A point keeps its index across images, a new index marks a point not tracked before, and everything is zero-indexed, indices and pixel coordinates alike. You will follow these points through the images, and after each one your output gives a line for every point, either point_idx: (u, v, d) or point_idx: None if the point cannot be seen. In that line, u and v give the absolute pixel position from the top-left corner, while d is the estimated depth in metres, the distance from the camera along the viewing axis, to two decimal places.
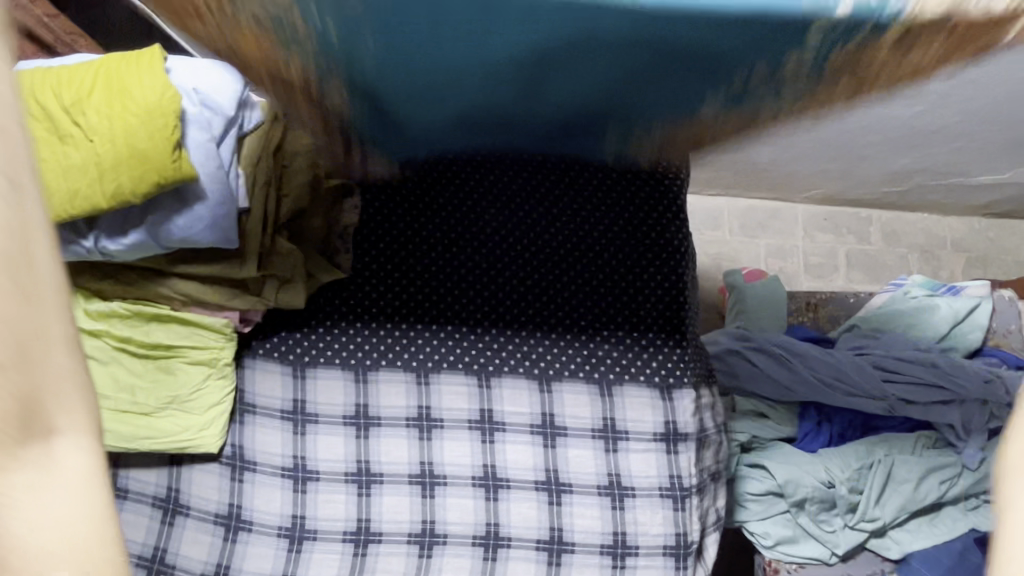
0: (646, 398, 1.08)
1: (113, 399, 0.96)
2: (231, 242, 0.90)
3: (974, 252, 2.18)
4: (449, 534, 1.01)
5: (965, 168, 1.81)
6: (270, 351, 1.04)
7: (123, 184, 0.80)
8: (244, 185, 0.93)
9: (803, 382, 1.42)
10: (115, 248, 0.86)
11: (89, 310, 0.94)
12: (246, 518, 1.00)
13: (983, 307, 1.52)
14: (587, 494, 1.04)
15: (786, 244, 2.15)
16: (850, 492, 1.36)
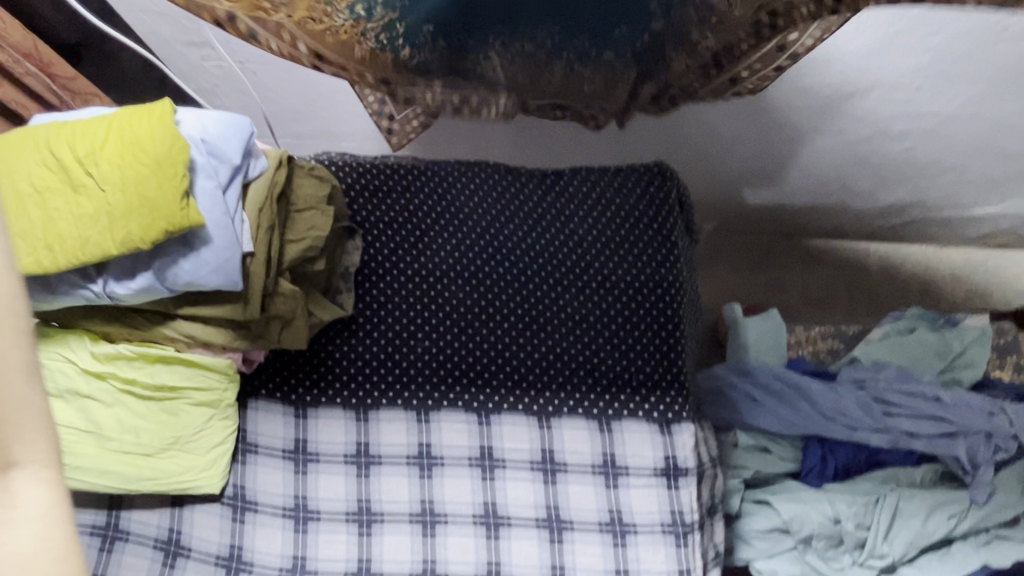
0: (645, 431, 1.08)
1: (117, 440, 0.97)
2: (235, 285, 0.92)
3: (974, 283, 2.18)
4: (450, 572, 1.01)
5: (959, 200, 1.84)
6: (272, 393, 1.06)
7: (132, 232, 0.83)
8: (248, 228, 0.95)
9: (808, 418, 1.41)
10: (124, 291, 0.89)
11: (97, 353, 0.96)
12: (246, 558, 1.01)
13: (983, 339, 1.52)
14: (589, 529, 1.04)
15: (784, 279, 2.16)
16: (857, 529, 1.35)
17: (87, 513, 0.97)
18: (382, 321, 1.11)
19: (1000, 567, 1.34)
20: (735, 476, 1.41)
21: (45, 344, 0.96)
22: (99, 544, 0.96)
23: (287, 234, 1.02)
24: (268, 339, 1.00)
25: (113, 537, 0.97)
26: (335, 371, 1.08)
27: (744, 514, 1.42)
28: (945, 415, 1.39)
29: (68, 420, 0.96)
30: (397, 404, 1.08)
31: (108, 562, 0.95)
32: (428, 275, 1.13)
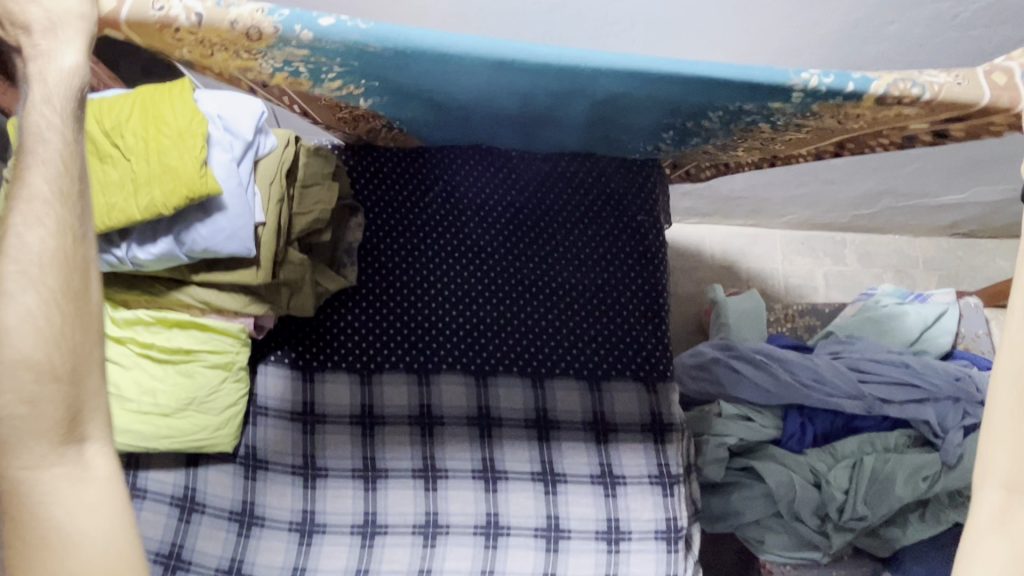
0: (631, 391, 1.16)
1: (136, 401, 1.00)
2: (249, 251, 0.98)
3: (944, 270, 2.29)
4: (451, 524, 1.07)
5: (926, 189, 1.94)
6: (281, 358, 1.13)
7: (155, 197, 0.90)
8: (259, 201, 1.03)
9: (788, 386, 1.48)
10: (146, 256, 0.96)
11: (116, 318, 1.03)
12: (258, 513, 1.07)
13: (951, 313, 1.62)
14: (581, 482, 1.11)
15: (765, 268, 2.25)
16: (836, 490, 1.40)
17: None
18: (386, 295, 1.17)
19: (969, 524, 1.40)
20: (721, 445, 1.47)
21: None
22: None
23: (295, 207, 1.09)
24: (276, 305, 1.07)
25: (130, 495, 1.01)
26: (339, 341, 1.14)
27: (731, 482, 1.48)
28: (915, 380, 1.48)
29: None
30: (399, 368, 1.14)
31: None
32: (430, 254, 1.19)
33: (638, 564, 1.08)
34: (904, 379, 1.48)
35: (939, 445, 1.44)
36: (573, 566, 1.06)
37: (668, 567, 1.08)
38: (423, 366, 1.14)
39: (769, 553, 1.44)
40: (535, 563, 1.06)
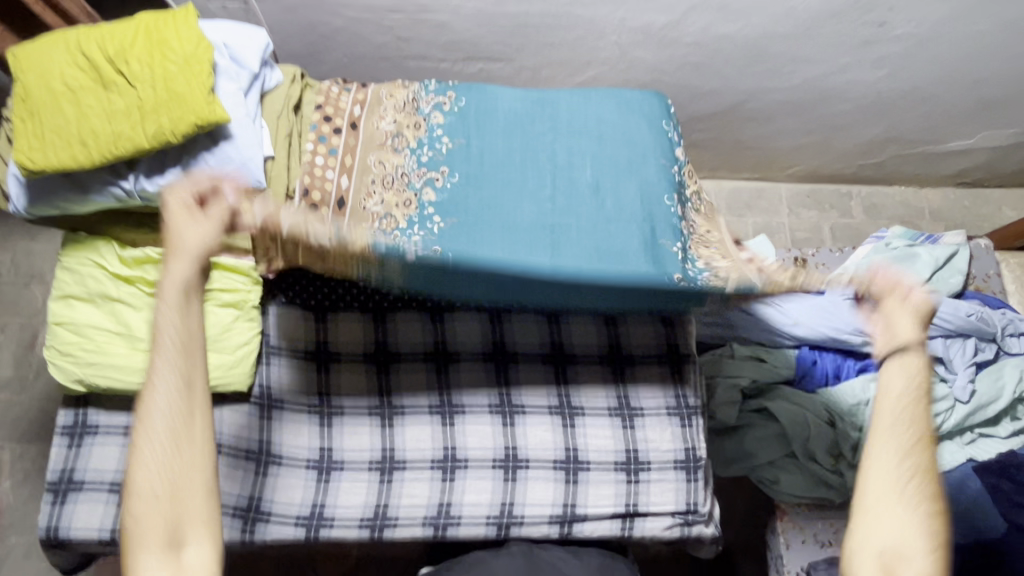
0: (648, 324, 1.14)
1: (148, 340, 1.01)
2: (259, 183, 0.97)
3: (952, 220, 2.27)
4: (469, 458, 1.06)
5: (935, 134, 1.92)
6: (290, 297, 1.10)
7: (162, 124, 0.88)
8: (267, 133, 1.06)
9: (800, 326, 1.49)
10: (154, 188, 0.94)
11: (124, 257, 1.01)
12: (274, 451, 1.05)
13: (961, 254, 1.62)
14: (599, 414, 1.10)
15: (771, 222, 2.24)
16: (852, 428, 1.41)
17: (120, 415, 1.04)
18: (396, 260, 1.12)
19: (983, 460, 1.45)
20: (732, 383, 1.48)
21: (77, 251, 1.02)
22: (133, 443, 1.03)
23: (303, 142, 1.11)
24: None
25: None
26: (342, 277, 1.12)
27: (744, 424, 1.48)
28: None
29: (99, 321, 1.01)
30: (411, 306, 1.12)
31: None
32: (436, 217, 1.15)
33: (658, 494, 1.06)
34: None
35: (952, 382, 1.47)
36: (593, 496, 1.05)
37: (689, 495, 1.06)
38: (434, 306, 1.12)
39: (787, 496, 1.43)
40: (555, 494, 1.05)
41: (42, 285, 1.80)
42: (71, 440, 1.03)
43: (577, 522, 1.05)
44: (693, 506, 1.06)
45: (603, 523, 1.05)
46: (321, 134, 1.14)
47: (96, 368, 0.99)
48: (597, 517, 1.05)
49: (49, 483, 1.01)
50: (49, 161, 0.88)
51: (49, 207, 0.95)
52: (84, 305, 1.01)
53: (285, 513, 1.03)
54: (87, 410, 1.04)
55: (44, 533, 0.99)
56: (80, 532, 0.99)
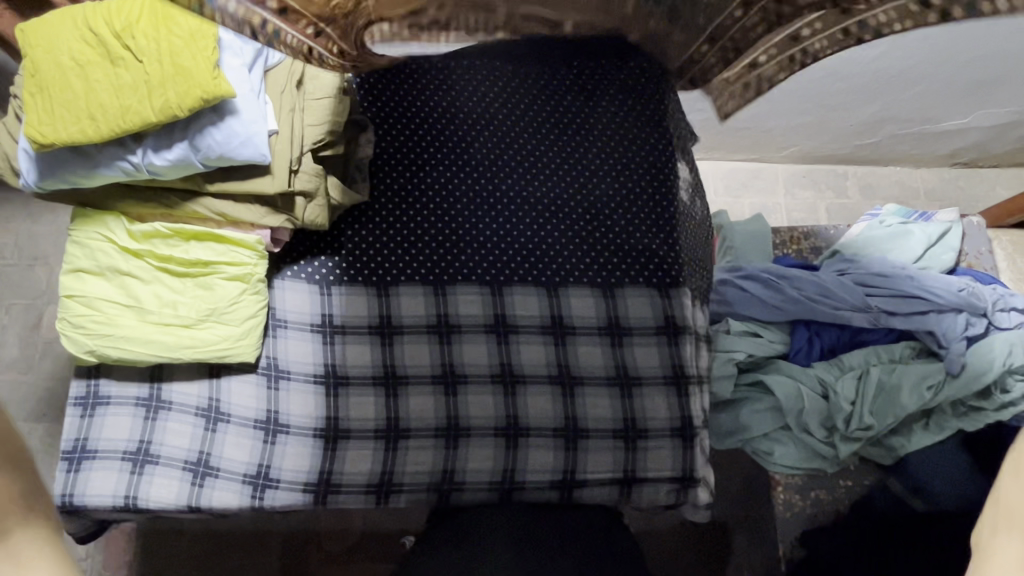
0: (644, 296, 1.17)
1: (157, 313, 1.03)
2: (264, 157, 0.99)
3: (946, 200, 2.29)
4: (471, 427, 1.09)
5: (929, 113, 1.94)
6: (299, 272, 1.14)
7: (169, 98, 0.90)
8: (271, 109, 1.03)
9: (794, 300, 1.53)
10: (161, 163, 0.96)
11: (134, 231, 1.04)
12: (282, 421, 1.08)
13: (954, 231, 1.65)
14: (598, 385, 1.13)
15: (768, 203, 2.25)
16: (844, 402, 1.45)
17: (131, 386, 1.07)
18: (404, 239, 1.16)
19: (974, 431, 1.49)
20: (729, 359, 1.50)
21: (84, 225, 1.04)
22: (144, 414, 1.06)
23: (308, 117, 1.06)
24: (294, 215, 1.08)
25: (157, 407, 1.06)
26: (348, 252, 1.16)
27: (739, 398, 1.52)
28: (919, 291, 1.51)
29: (109, 294, 1.03)
30: (415, 279, 1.15)
31: (154, 427, 1.05)
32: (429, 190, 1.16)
33: (655, 461, 1.09)
34: (910, 290, 1.51)
35: (943, 355, 1.48)
36: (593, 463, 1.08)
37: (685, 462, 1.10)
38: (437, 277, 1.16)
39: (780, 467, 1.47)
40: (556, 461, 1.08)
41: (45, 268, 1.81)
42: (84, 411, 1.06)
43: (577, 487, 1.08)
44: (689, 472, 1.09)
45: (602, 490, 1.08)
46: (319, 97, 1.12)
47: (107, 340, 1.00)
48: (596, 483, 1.08)
49: (64, 452, 1.04)
50: (59, 135, 0.90)
51: (59, 181, 0.97)
52: (94, 278, 1.03)
53: (294, 480, 1.05)
54: (99, 382, 1.07)
55: (60, 500, 1.02)
56: (94, 499, 1.01)
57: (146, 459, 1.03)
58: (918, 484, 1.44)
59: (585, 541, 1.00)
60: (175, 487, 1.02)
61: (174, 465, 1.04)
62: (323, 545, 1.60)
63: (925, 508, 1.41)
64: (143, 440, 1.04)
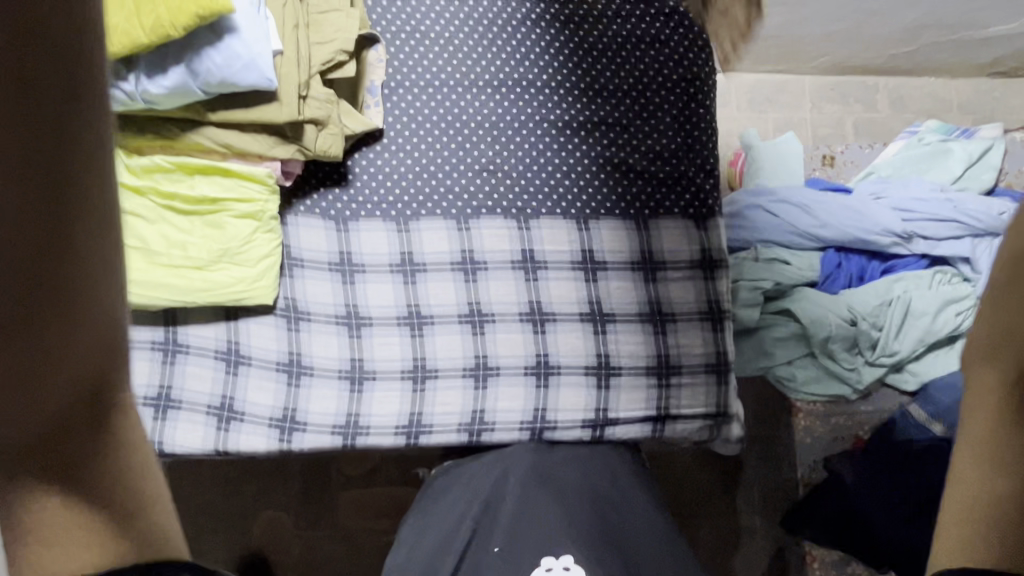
0: (680, 227, 1.12)
1: (166, 255, 0.98)
2: (271, 82, 0.89)
3: (980, 113, 2.13)
4: (501, 365, 1.06)
5: (975, 17, 1.78)
6: (310, 208, 1.07)
7: (161, 16, 0.80)
8: (274, 25, 0.93)
9: (828, 228, 1.45)
10: (157, 90, 0.87)
11: (132, 166, 0.96)
12: (304, 362, 1.05)
13: (995, 148, 1.56)
14: (631, 324, 1.09)
15: (793, 117, 2.09)
16: (872, 329, 1.44)
17: (145, 330, 1.03)
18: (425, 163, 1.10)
19: None
20: (754, 288, 1.45)
21: None
22: (161, 358, 1.02)
23: (313, 36, 0.98)
24: (303, 145, 0.98)
25: (174, 350, 1.03)
26: (356, 184, 1.09)
27: (764, 325, 1.47)
28: (956, 216, 1.45)
29: None
30: (437, 212, 1.10)
31: (173, 371, 1.02)
32: (529, 101, 1.12)
33: (689, 397, 1.07)
34: (946, 215, 1.45)
35: (975, 281, 1.47)
36: (625, 401, 1.06)
37: (718, 398, 1.08)
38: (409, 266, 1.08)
39: (804, 394, 1.47)
40: (587, 400, 1.06)
41: None
42: None
43: (609, 426, 1.06)
44: (722, 408, 1.08)
45: (634, 427, 1.06)
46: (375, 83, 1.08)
47: None
48: (629, 421, 1.06)
49: None
50: None
51: None
52: None
53: (321, 423, 1.03)
54: None
55: None
56: None
57: (168, 403, 1.01)
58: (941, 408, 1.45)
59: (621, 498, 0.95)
60: (200, 432, 1.01)
61: (198, 410, 1.02)
62: (345, 473, 1.62)
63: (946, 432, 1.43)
64: (164, 384, 1.02)
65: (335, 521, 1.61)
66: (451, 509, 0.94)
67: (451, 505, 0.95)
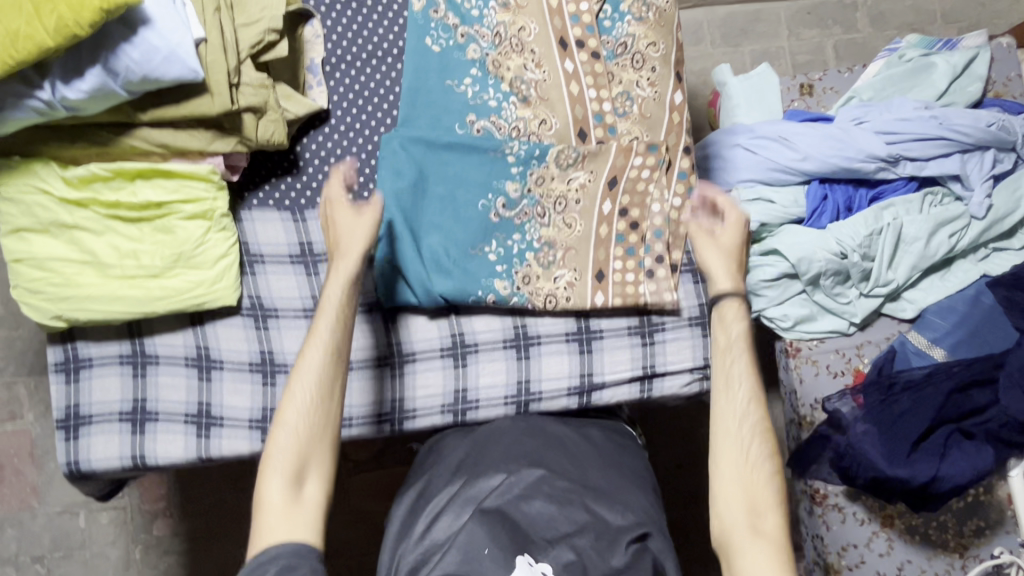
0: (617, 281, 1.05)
1: (119, 266, 0.94)
2: (196, 73, 0.84)
3: (964, 21, 2.04)
4: (479, 341, 1.03)
5: None
6: (264, 200, 1.03)
7: (63, 14, 0.75)
8: (193, 11, 0.87)
9: (810, 161, 1.39)
10: (76, 95, 0.82)
11: (69, 178, 0.92)
12: (277, 360, 1.02)
13: (981, 57, 1.48)
14: (617, 330, 1.05)
15: (770, 48, 2.00)
16: (864, 260, 1.39)
17: (111, 344, 1.00)
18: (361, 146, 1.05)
19: (997, 274, 1.43)
20: None
21: (12, 178, 0.91)
22: (132, 371, 1.00)
23: (238, 19, 0.92)
24: (244, 135, 0.94)
25: (144, 362, 1.00)
26: (309, 171, 1.04)
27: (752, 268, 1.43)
28: (943, 133, 1.38)
29: (61, 252, 0.93)
30: None
31: (146, 384, 1.00)
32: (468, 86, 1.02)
33: (675, 353, 1.05)
34: (932, 133, 1.38)
35: (967, 199, 1.42)
36: (610, 364, 1.04)
37: (706, 351, 1.05)
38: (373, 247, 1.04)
39: (800, 333, 1.44)
40: (571, 367, 1.03)
41: None
42: (67, 376, 0.99)
43: (595, 391, 1.04)
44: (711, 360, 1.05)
45: (621, 389, 1.04)
46: (312, 63, 1.03)
47: (71, 303, 0.93)
48: (615, 383, 1.04)
49: (59, 421, 0.99)
50: None
51: None
52: (39, 237, 0.93)
53: None
54: (76, 345, 1.00)
55: (67, 468, 0.99)
56: (101, 463, 0.98)
57: (145, 417, 0.99)
58: (940, 334, 1.41)
59: (608, 488, 0.89)
60: (181, 441, 0.99)
61: (175, 419, 1.00)
62: (351, 457, 1.61)
63: (946, 357, 1.39)
64: (138, 398, 0.99)
65: (348, 505, 1.60)
66: (437, 482, 0.92)
67: (440, 477, 0.92)
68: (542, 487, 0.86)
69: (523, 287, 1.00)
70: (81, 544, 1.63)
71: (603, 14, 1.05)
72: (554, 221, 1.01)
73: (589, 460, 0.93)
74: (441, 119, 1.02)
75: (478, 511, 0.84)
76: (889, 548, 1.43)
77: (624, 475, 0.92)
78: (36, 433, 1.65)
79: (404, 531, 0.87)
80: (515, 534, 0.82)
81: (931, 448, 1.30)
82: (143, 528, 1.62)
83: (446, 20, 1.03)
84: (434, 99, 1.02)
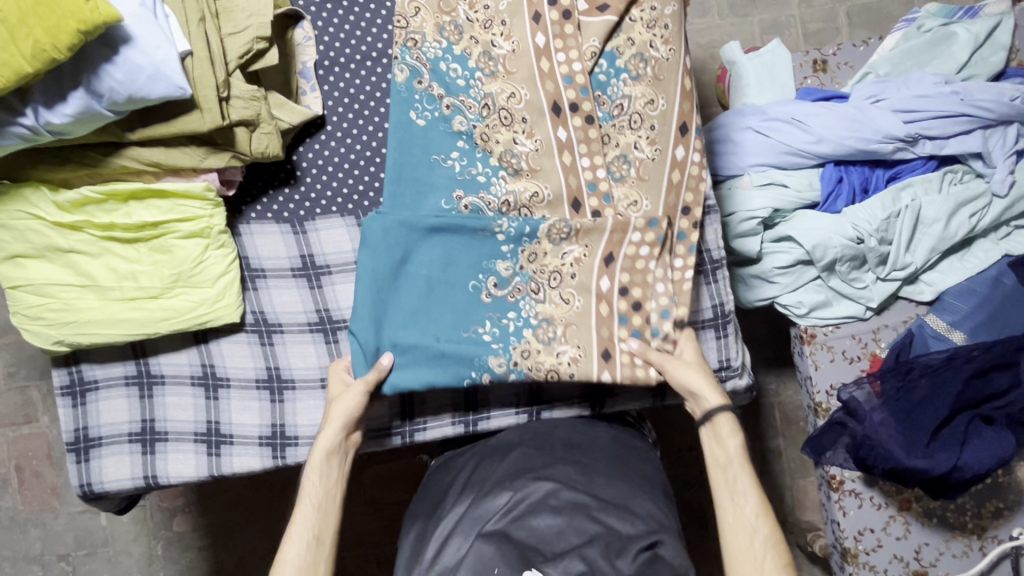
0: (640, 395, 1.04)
1: (118, 289, 0.92)
2: (183, 90, 0.80)
3: None
4: None
5: None
6: (262, 212, 1.00)
7: (39, 39, 0.71)
8: (177, 24, 0.83)
9: (825, 143, 1.34)
10: (61, 120, 0.79)
11: (61, 202, 0.89)
12: (284, 376, 1.01)
13: (1004, 25, 1.41)
14: None
15: (780, 17, 1.92)
16: (882, 245, 1.35)
17: (116, 366, 0.99)
18: (354, 158, 1.01)
19: (1019, 254, 1.39)
20: (751, 218, 1.35)
21: (3, 205, 0.89)
22: (138, 393, 0.99)
23: (225, 28, 0.88)
24: (237, 150, 0.90)
25: (150, 383, 0.99)
26: (306, 181, 1.01)
27: (765, 255, 1.40)
28: (963, 109, 1.33)
29: (58, 276, 0.91)
30: None
31: (153, 405, 0.99)
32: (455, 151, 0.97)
33: None
34: (952, 109, 1.32)
35: (989, 177, 1.37)
36: None
37: (720, 353, 1.03)
38: None
39: (816, 319, 1.41)
40: None
41: None
42: (74, 399, 0.99)
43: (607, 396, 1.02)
44: (725, 363, 1.03)
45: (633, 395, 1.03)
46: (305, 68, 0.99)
47: (71, 328, 0.91)
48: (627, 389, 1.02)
49: (68, 444, 0.99)
50: None
51: None
52: (35, 262, 0.91)
53: (311, 435, 1.00)
54: (81, 368, 0.98)
55: (80, 489, 0.98)
56: (113, 484, 0.98)
57: (154, 437, 0.98)
58: (959, 317, 1.38)
59: (619, 496, 0.86)
60: (191, 460, 0.98)
61: (185, 439, 0.99)
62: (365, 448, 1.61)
63: (966, 340, 1.36)
64: (146, 419, 0.98)
65: (364, 495, 1.61)
66: (448, 502, 0.91)
67: (451, 497, 0.91)
68: (548, 501, 0.83)
69: (523, 361, 0.95)
70: (105, 542, 1.65)
71: (597, 68, 1.00)
72: (549, 294, 0.96)
73: (599, 468, 0.90)
74: (426, 193, 0.97)
75: (481, 533, 0.81)
76: (906, 531, 1.42)
77: (634, 482, 0.90)
78: (52, 435, 1.65)
79: (416, 555, 0.86)
80: (519, 549, 0.79)
81: (951, 435, 1.28)
82: (164, 525, 1.64)
83: (431, 89, 0.98)
84: (419, 175, 0.97)
